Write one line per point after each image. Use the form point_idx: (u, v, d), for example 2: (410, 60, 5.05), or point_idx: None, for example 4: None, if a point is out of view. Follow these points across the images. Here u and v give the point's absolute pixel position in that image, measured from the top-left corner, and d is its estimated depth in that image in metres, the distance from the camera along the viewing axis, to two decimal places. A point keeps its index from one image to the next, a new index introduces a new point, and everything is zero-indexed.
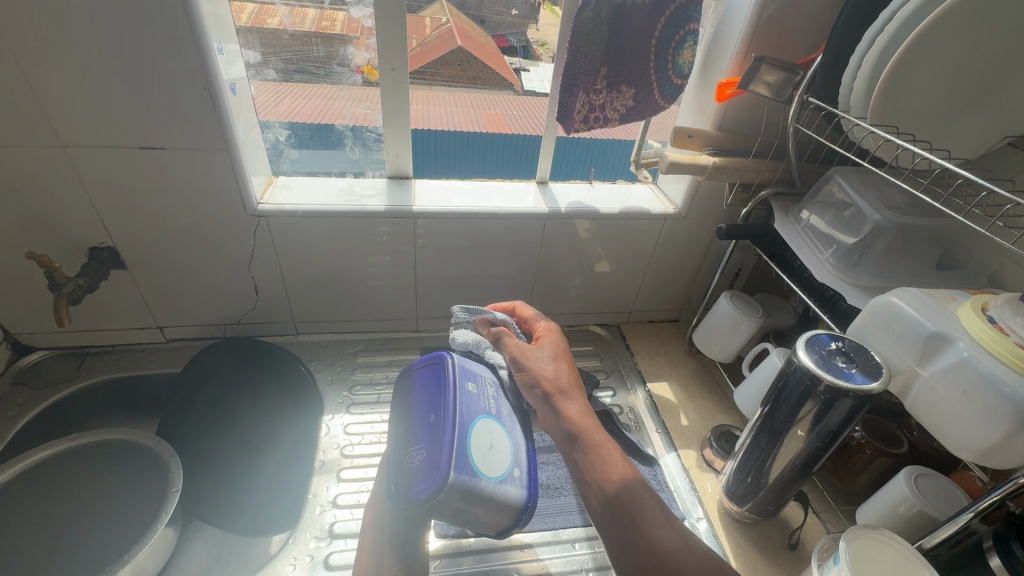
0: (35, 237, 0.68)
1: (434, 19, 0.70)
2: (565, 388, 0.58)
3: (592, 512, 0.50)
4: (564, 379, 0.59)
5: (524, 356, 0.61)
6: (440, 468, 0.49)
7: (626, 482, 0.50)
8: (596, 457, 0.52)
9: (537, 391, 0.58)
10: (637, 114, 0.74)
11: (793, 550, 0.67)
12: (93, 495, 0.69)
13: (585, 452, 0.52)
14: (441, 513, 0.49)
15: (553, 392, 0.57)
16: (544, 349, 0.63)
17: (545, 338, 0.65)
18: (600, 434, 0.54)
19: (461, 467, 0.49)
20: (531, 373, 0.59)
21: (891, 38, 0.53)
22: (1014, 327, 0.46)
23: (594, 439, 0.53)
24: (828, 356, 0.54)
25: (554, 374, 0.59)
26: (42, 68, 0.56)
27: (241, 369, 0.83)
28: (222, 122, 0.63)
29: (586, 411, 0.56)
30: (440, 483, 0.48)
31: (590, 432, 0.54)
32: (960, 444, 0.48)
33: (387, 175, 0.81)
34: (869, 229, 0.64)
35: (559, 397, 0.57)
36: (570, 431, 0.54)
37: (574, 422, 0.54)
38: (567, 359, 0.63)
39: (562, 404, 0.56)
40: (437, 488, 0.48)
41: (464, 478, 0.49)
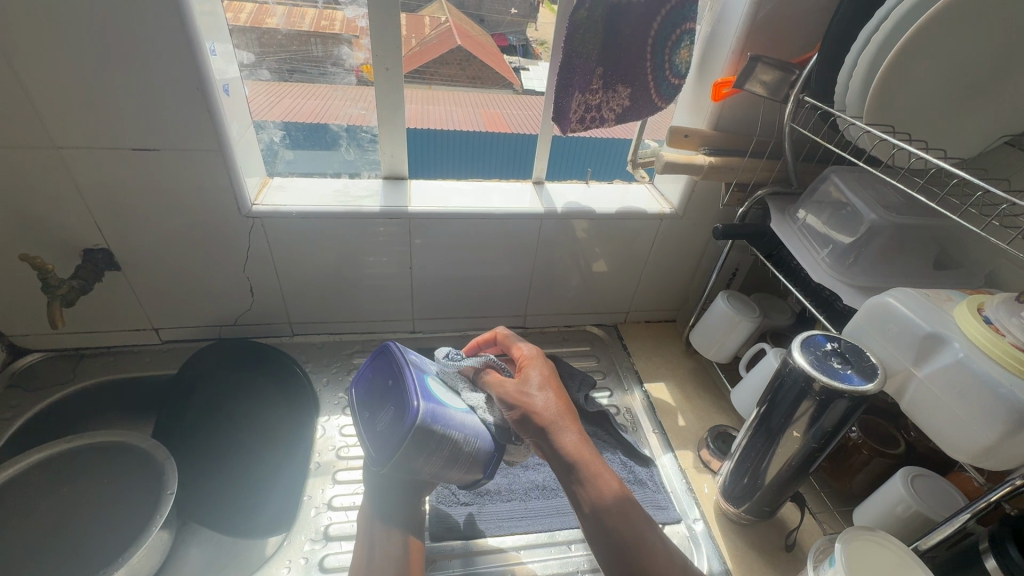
0: (29, 238, 0.68)
1: (433, 19, 0.69)
2: (557, 418, 0.56)
3: (595, 545, 0.50)
4: (557, 408, 0.57)
5: (512, 391, 0.59)
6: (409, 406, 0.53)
7: (621, 502, 0.52)
8: (595, 491, 0.52)
9: (530, 425, 0.56)
10: (633, 113, 0.73)
11: (790, 551, 0.67)
12: (88, 497, 0.69)
13: (584, 485, 0.52)
14: (427, 450, 0.54)
15: (547, 424, 0.55)
16: (533, 376, 0.61)
17: (531, 365, 0.63)
18: (597, 461, 0.54)
19: (426, 398, 0.54)
20: (521, 407, 0.57)
21: (887, 36, 0.53)
22: (1010, 327, 0.46)
23: (592, 472, 0.53)
24: (824, 357, 0.54)
25: (546, 404, 0.57)
26: (34, 69, 0.56)
27: (237, 370, 0.82)
28: (215, 123, 0.63)
29: (582, 440, 0.55)
30: (414, 418, 0.52)
31: (587, 466, 0.53)
32: (956, 446, 0.48)
33: (382, 176, 0.81)
34: (865, 229, 0.63)
35: (554, 428, 0.55)
36: (567, 462, 0.53)
37: (570, 454, 0.54)
38: (556, 385, 0.61)
39: (557, 436, 0.55)
40: (413, 423, 0.52)
41: (433, 406, 0.54)
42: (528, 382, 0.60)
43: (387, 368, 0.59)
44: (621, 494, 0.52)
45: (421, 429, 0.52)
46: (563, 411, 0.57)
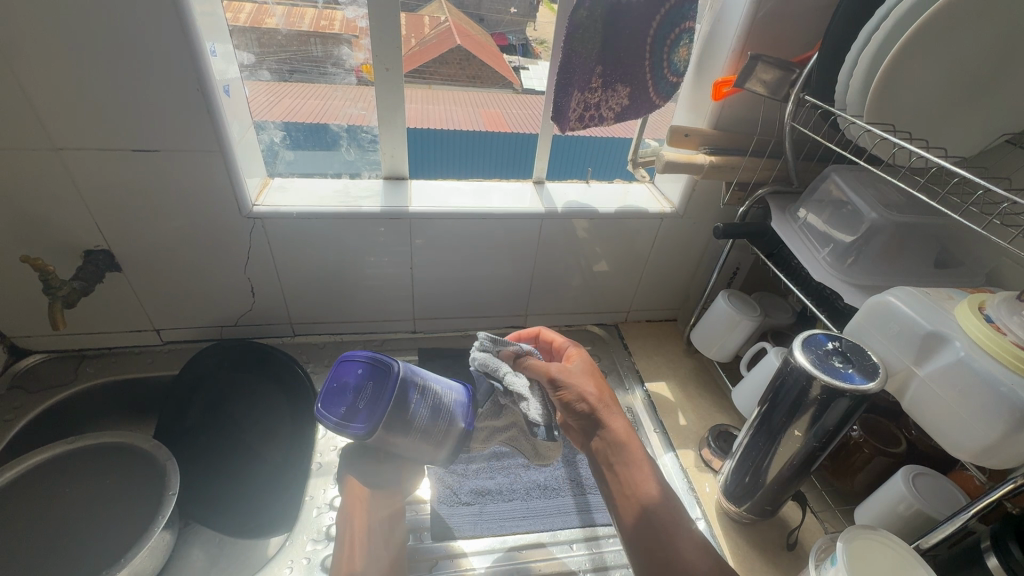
0: (30, 240, 0.68)
1: (433, 18, 0.69)
2: (605, 403, 0.57)
3: (629, 528, 0.51)
4: (606, 396, 0.58)
5: (565, 375, 0.59)
6: (387, 366, 0.58)
7: (662, 501, 0.51)
8: (636, 476, 0.53)
9: (579, 407, 0.57)
10: (632, 112, 0.73)
11: (792, 550, 0.67)
12: (90, 498, 0.69)
13: (625, 468, 0.53)
14: (414, 404, 0.58)
15: (597, 408, 0.56)
16: (580, 366, 0.61)
17: (575, 356, 0.63)
18: (639, 453, 0.54)
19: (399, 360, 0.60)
20: (576, 389, 0.57)
21: (888, 35, 0.53)
22: (1012, 326, 0.46)
23: (637, 459, 0.54)
24: (825, 357, 0.54)
25: (596, 390, 0.58)
26: (35, 71, 0.56)
27: (239, 371, 0.83)
28: (215, 124, 0.63)
29: (625, 426, 0.56)
30: (397, 374, 0.58)
31: (632, 451, 0.54)
32: (957, 445, 0.48)
33: (382, 176, 0.81)
34: (866, 228, 0.63)
35: (603, 411, 0.56)
36: (611, 446, 0.54)
37: (615, 438, 0.55)
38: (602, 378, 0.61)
39: (604, 420, 0.55)
40: (397, 377, 0.58)
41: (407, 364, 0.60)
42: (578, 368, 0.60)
43: (346, 363, 0.59)
44: (662, 494, 0.52)
45: (404, 386, 0.58)
46: (608, 398, 0.58)
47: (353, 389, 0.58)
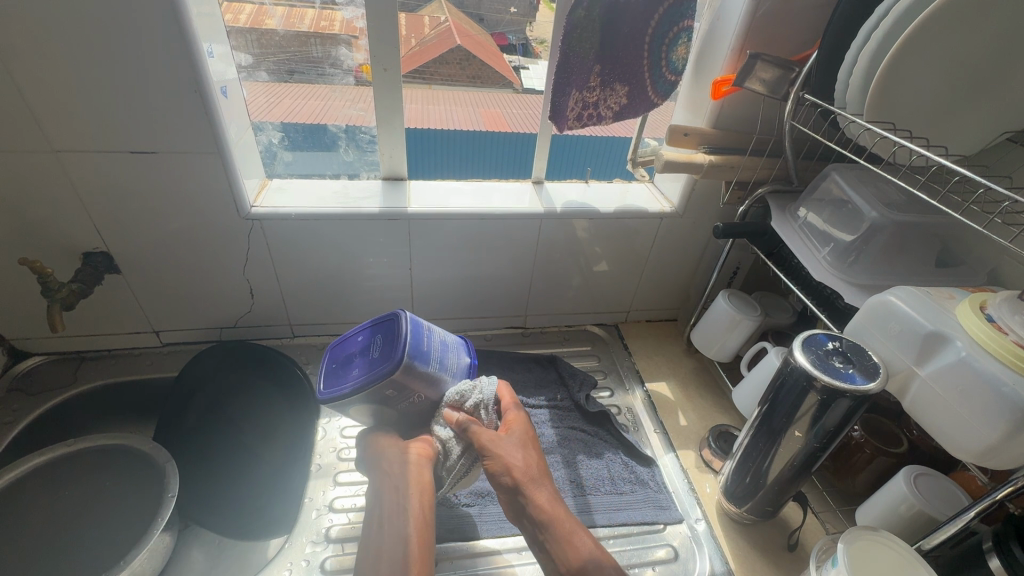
0: (29, 242, 0.68)
1: (433, 18, 0.69)
2: (532, 477, 0.56)
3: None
4: (535, 471, 0.56)
5: (490, 445, 0.57)
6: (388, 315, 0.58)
7: (600, 570, 0.50)
8: (569, 551, 0.51)
9: (504, 480, 0.55)
10: (631, 111, 0.73)
11: (793, 551, 0.67)
12: (90, 501, 0.69)
13: (556, 543, 0.52)
14: (423, 339, 0.57)
15: (520, 481, 0.55)
16: (512, 437, 0.59)
17: (512, 423, 0.61)
18: (570, 525, 0.53)
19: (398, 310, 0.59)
20: (500, 461, 0.56)
21: (889, 33, 0.52)
22: (1013, 325, 0.46)
23: (566, 531, 0.52)
24: (825, 357, 0.54)
25: (525, 464, 0.56)
26: (32, 72, 0.55)
27: (239, 372, 0.83)
28: (214, 125, 0.63)
29: (552, 498, 0.55)
30: (397, 319, 0.57)
31: (563, 523, 0.53)
32: (959, 445, 0.48)
33: (382, 177, 0.81)
34: (867, 227, 0.63)
35: (527, 486, 0.55)
36: (538, 521, 0.54)
37: (542, 513, 0.54)
38: (535, 448, 0.59)
39: (529, 497, 0.54)
40: (399, 320, 0.57)
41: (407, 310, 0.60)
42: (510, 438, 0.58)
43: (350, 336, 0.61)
44: (597, 561, 0.50)
45: (408, 325, 0.57)
46: (535, 470, 0.57)
47: (358, 353, 0.59)
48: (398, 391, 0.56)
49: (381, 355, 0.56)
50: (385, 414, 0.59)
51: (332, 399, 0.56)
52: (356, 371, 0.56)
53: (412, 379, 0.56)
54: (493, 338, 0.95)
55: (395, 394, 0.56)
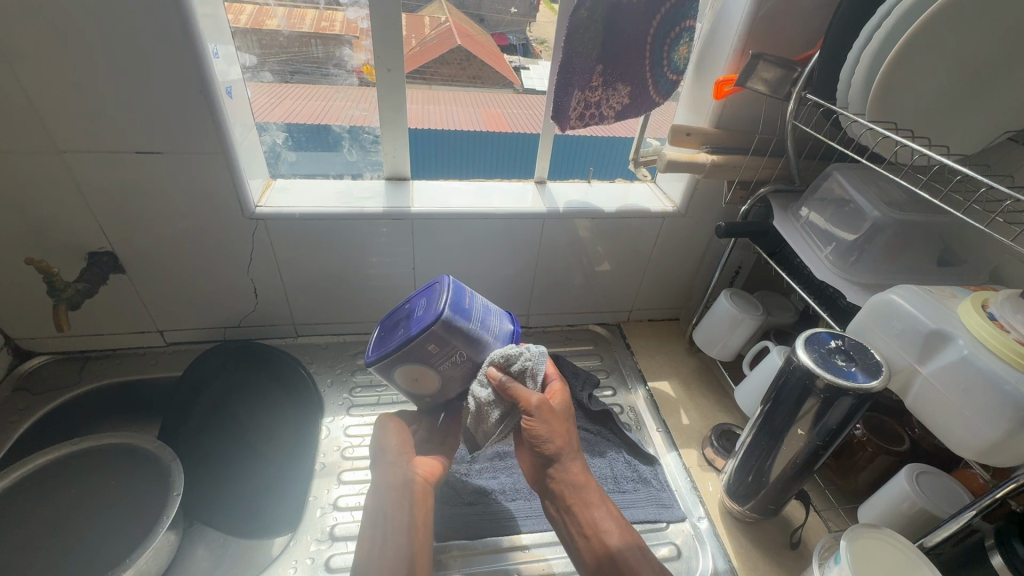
0: (34, 242, 0.68)
1: (434, 18, 0.69)
2: (571, 447, 0.58)
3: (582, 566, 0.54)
4: (573, 443, 0.58)
5: (541, 411, 0.56)
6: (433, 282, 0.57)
7: (621, 541, 0.54)
8: (594, 520, 0.55)
9: (546, 447, 0.56)
10: (632, 111, 0.74)
11: (795, 549, 0.67)
12: (95, 499, 0.70)
13: (585, 512, 0.55)
14: (466, 299, 0.55)
15: (559, 453, 0.57)
16: (558, 407, 0.60)
17: (557, 392, 0.61)
18: (596, 494, 0.57)
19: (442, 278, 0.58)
20: (547, 429, 0.56)
21: (889, 33, 0.53)
22: (1014, 324, 0.46)
23: (592, 501, 0.56)
24: (828, 355, 0.54)
25: (567, 435, 0.58)
26: (38, 73, 0.56)
27: (243, 371, 0.83)
28: (218, 125, 0.63)
29: (584, 470, 0.58)
30: (441, 281, 0.56)
31: (595, 494, 0.57)
32: (961, 443, 0.48)
33: (385, 177, 0.81)
34: (869, 226, 0.63)
35: (566, 456, 0.57)
36: (571, 489, 0.56)
37: (576, 482, 0.56)
38: (572, 421, 0.60)
39: (566, 466, 0.57)
40: (442, 282, 0.56)
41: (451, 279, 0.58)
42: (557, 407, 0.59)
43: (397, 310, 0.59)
44: (618, 534, 0.54)
45: (451, 285, 0.55)
46: (573, 441, 0.59)
47: (403, 320, 0.57)
48: (440, 348, 0.53)
49: (422, 313, 0.54)
50: (428, 381, 0.56)
51: (375, 363, 0.55)
52: (397, 334, 0.55)
53: (453, 334, 0.53)
54: None
55: (437, 352, 0.53)
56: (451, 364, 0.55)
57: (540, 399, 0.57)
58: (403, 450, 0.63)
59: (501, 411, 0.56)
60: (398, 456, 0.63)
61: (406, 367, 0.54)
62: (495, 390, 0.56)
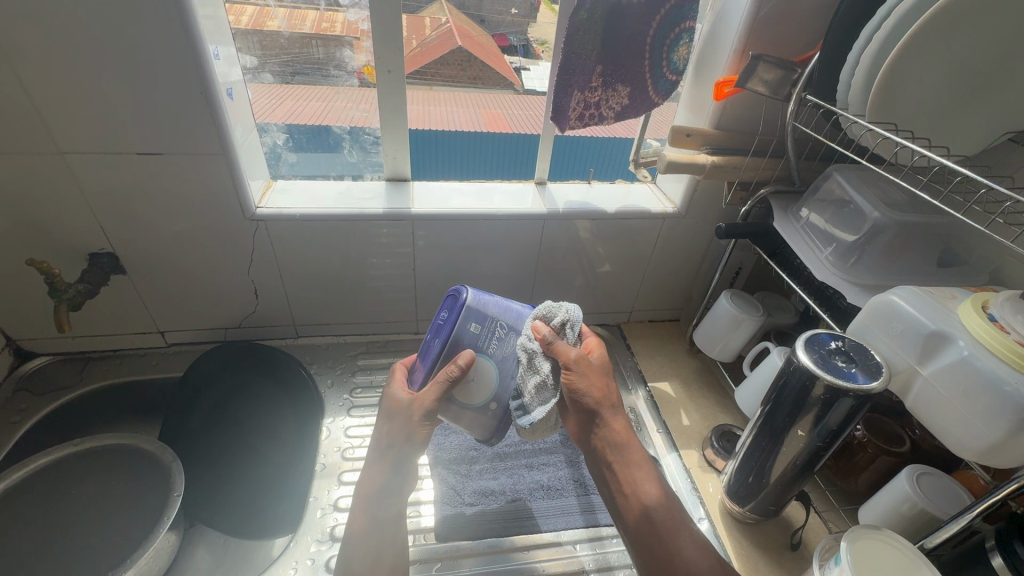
0: (35, 244, 0.68)
1: (434, 19, 0.69)
2: (612, 403, 0.57)
3: (624, 518, 0.55)
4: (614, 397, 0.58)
5: (579, 365, 0.56)
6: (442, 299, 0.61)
7: (659, 502, 0.54)
8: (635, 479, 0.55)
9: (586, 403, 0.56)
10: (632, 111, 0.74)
11: (795, 550, 0.67)
12: (95, 501, 0.70)
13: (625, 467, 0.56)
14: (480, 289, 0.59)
15: (600, 409, 0.56)
16: (599, 361, 0.59)
17: (594, 347, 0.60)
18: (638, 454, 0.56)
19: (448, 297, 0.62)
20: (586, 384, 0.56)
21: (888, 35, 0.53)
22: (1014, 325, 0.46)
23: (634, 459, 0.56)
24: (828, 356, 0.54)
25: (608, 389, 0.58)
26: (40, 76, 0.56)
27: (244, 372, 0.83)
28: (219, 126, 0.63)
29: (626, 426, 0.57)
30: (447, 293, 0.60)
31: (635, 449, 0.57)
32: (961, 444, 0.48)
33: (385, 178, 0.81)
34: (869, 226, 0.63)
35: (607, 411, 0.57)
36: (612, 446, 0.56)
37: (616, 440, 0.56)
38: (612, 376, 0.59)
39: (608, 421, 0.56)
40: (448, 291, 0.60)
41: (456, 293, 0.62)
42: (596, 362, 0.58)
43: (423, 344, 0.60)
44: (659, 496, 0.54)
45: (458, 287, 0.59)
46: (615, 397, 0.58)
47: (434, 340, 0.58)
48: (483, 329, 0.55)
49: (447, 315, 0.57)
50: (489, 376, 0.55)
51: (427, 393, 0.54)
52: (434, 350, 0.57)
53: (484, 309, 0.56)
54: None
55: (480, 333, 0.55)
56: (499, 346, 0.56)
57: (577, 354, 0.56)
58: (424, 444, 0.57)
59: (547, 365, 0.55)
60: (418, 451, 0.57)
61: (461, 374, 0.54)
62: (540, 343, 0.56)
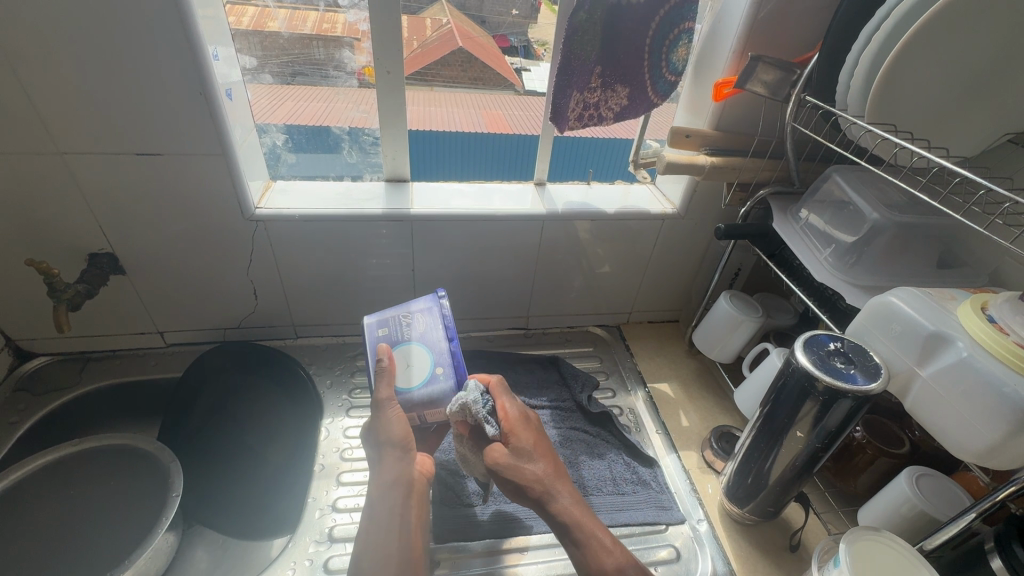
0: (35, 244, 0.69)
1: (435, 20, 0.69)
2: (551, 486, 0.53)
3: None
4: (552, 478, 0.54)
5: (500, 461, 0.54)
6: None
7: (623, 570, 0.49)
8: (597, 555, 0.50)
9: (522, 490, 0.53)
10: (631, 112, 0.74)
11: (794, 551, 0.67)
12: (93, 501, 0.70)
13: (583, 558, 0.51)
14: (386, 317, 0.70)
15: (538, 492, 0.53)
16: (526, 436, 0.57)
17: (516, 430, 0.57)
18: (594, 526, 0.52)
19: None
20: (513, 477, 0.53)
21: (889, 35, 0.53)
22: (1014, 326, 0.46)
23: (588, 534, 0.51)
24: (827, 357, 0.54)
25: (543, 470, 0.54)
26: (39, 76, 0.56)
27: (244, 372, 0.83)
28: (218, 126, 0.63)
29: (575, 501, 0.53)
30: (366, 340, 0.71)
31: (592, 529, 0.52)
32: (961, 446, 0.48)
33: (384, 178, 0.82)
34: (868, 227, 0.63)
35: (547, 496, 0.53)
36: (564, 526, 0.52)
37: (567, 519, 0.52)
38: (543, 451, 0.56)
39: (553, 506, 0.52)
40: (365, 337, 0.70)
41: None
42: (524, 444, 0.56)
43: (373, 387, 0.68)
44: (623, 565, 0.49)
45: None
46: (554, 474, 0.55)
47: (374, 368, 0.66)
48: (389, 329, 0.65)
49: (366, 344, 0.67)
50: (416, 351, 0.63)
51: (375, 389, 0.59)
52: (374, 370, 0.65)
53: (388, 314, 0.67)
54: (496, 339, 0.96)
55: (393, 330, 0.65)
56: (410, 330, 0.65)
57: (497, 455, 0.55)
58: (411, 442, 0.58)
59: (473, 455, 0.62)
60: (407, 450, 0.58)
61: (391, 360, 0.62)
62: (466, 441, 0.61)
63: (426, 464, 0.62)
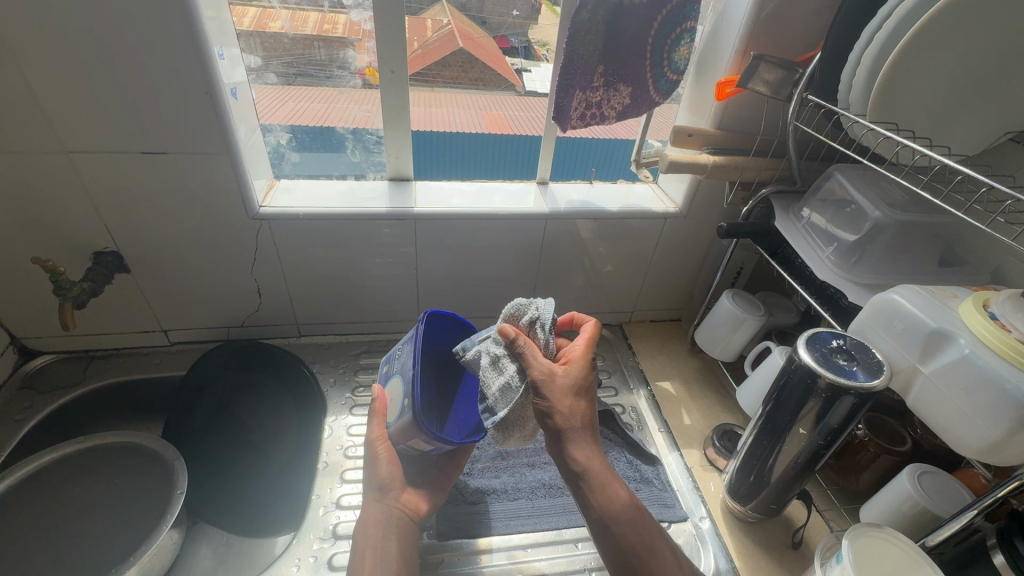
0: (41, 242, 0.69)
1: (435, 20, 0.70)
2: (576, 428, 0.52)
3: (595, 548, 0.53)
4: (582, 426, 0.53)
5: (547, 383, 0.53)
6: None
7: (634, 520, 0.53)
8: (605, 499, 0.52)
9: (548, 424, 0.53)
10: (633, 111, 0.74)
11: (796, 549, 0.67)
12: (98, 498, 0.70)
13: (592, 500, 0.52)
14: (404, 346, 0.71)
15: (564, 433, 0.52)
16: (575, 377, 0.54)
17: (573, 359, 0.56)
18: (607, 477, 0.53)
19: None
20: (548, 405, 0.52)
21: (890, 35, 0.53)
22: (1016, 323, 0.46)
23: (603, 481, 0.52)
24: (829, 354, 0.54)
25: (576, 416, 0.53)
26: (44, 74, 0.56)
27: (247, 371, 0.84)
28: (222, 125, 0.64)
29: (593, 450, 0.53)
30: None
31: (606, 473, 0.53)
32: (963, 442, 0.48)
33: (387, 178, 0.82)
34: (870, 226, 0.63)
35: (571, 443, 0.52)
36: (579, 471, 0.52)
37: (582, 466, 0.52)
38: (584, 395, 0.54)
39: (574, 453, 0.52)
40: None
41: None
42: (568, 379, 0.54)
43: None
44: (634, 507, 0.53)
45: None
46: (586, 420, 0.54)
47: None
48: (390, 363, 0.67)
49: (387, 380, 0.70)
50: (396, 386, 0.62)
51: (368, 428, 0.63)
52: None
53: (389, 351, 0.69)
54: None
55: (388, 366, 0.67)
56: (397, 362, 0.65)
57: (544, 372, 0.53)
58: (393, 481, 0.61)
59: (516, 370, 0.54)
60: (387, 491, 0.61)
61: (383, 399, 0.63)
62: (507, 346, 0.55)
63: (411, 503, 0.62)
